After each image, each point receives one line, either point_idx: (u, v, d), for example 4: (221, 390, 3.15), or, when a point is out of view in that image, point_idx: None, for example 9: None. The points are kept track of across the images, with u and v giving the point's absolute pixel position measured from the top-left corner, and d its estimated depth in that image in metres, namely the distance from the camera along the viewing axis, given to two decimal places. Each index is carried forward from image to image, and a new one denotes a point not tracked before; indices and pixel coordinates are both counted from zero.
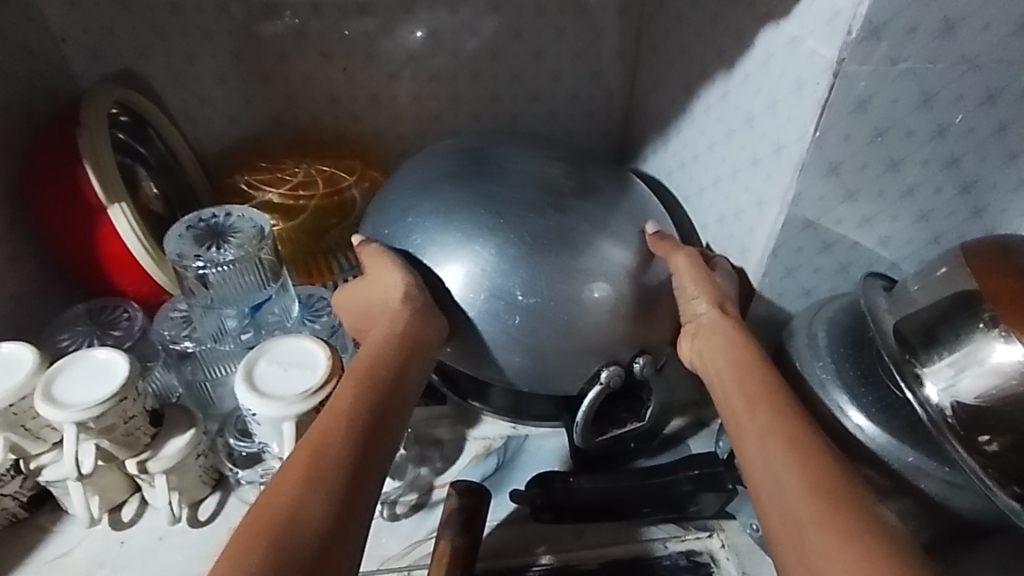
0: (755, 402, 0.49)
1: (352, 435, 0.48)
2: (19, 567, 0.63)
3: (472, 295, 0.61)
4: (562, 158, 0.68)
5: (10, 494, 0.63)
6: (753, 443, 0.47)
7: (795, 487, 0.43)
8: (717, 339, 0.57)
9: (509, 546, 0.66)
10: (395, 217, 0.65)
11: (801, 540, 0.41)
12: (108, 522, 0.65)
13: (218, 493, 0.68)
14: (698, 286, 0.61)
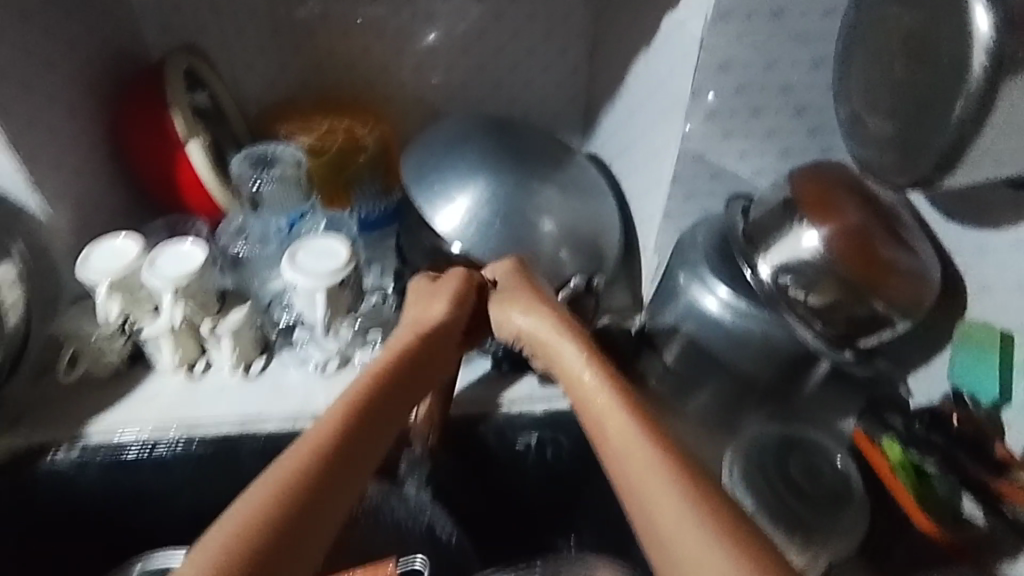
0: (648, 434, 0.48)
1: (341, 456, 0.45)
2: (120, 402, 0.84)
3: (474, 202, 0.89)
4: (557, 142, 1.02)
5: (116, 348, 0.84)
6: (625, 443, 0.48)
7: (669, 494, 0.43)
8: (560, 345, 0.60)
9: (480, 397, 0.89)
10: (438, 147, 0.95)
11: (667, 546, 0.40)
12: (185, 374, 0.87)
13: (265, 356, 0.90)
14: (527, 306, 0.64)
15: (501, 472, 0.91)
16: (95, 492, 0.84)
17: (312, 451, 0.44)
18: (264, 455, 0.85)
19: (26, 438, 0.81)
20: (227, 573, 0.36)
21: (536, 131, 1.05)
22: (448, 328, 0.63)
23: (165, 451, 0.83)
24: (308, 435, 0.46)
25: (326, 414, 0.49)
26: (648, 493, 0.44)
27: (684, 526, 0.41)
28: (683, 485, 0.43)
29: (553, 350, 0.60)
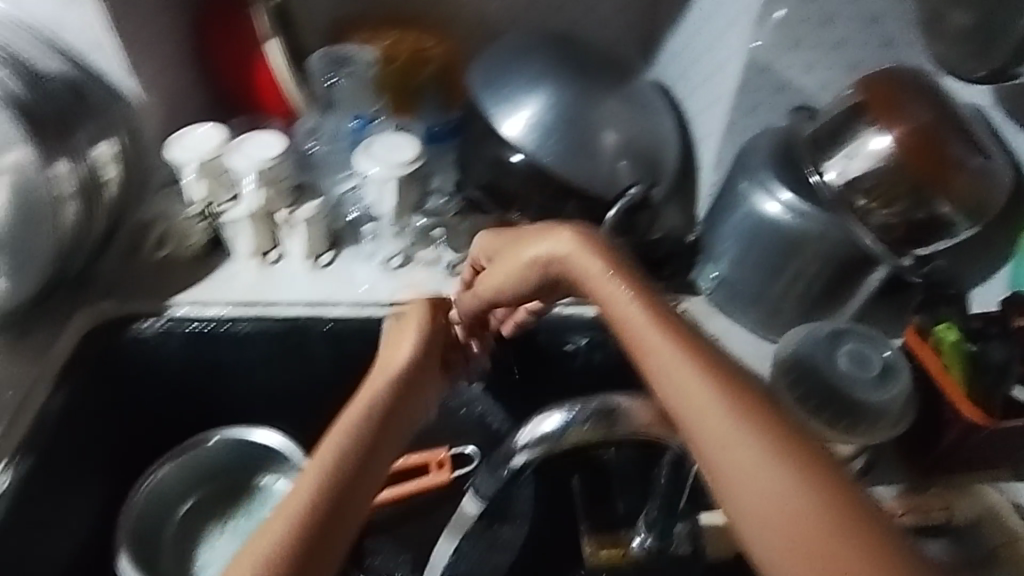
0: (657, 328, 0.53)
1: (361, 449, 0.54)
2: (200, 282, 0.90)
3: (537, 108, 0.91)
4: (618, 61, 1.03)
5: (199, 231, 0.90)
6: (659, 358, 0.50)
7: (704, 401, 0.46)
8: (583, 259, 0.63)
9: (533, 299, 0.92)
10: (500, 59, 0.97)
11: (707, 446, 0.44)
12: (259, 261, 0.92)
13: (333, 251, 0.94)
14: (522, 246, 0.70)
15: (549, 373, 0.94)
16: (175, 363, 0.88)
17: (337, 456, 0.52)
18: (332, 340, 0.90)
19: (115, 310, 0.85)
20: (288, 547, 0.45)
21: (597, 49, 1.06)
22: (423, 352, 0.70)
23: (239, 329, 0.88)
24: (325, 446, 0.54)
25: (341, 425, 0.56)
26: (686, 399, 0.47)
27: (694, 397, 0.46)
28: (693, 366, 0.48)
29: (576, 264, 0.63)
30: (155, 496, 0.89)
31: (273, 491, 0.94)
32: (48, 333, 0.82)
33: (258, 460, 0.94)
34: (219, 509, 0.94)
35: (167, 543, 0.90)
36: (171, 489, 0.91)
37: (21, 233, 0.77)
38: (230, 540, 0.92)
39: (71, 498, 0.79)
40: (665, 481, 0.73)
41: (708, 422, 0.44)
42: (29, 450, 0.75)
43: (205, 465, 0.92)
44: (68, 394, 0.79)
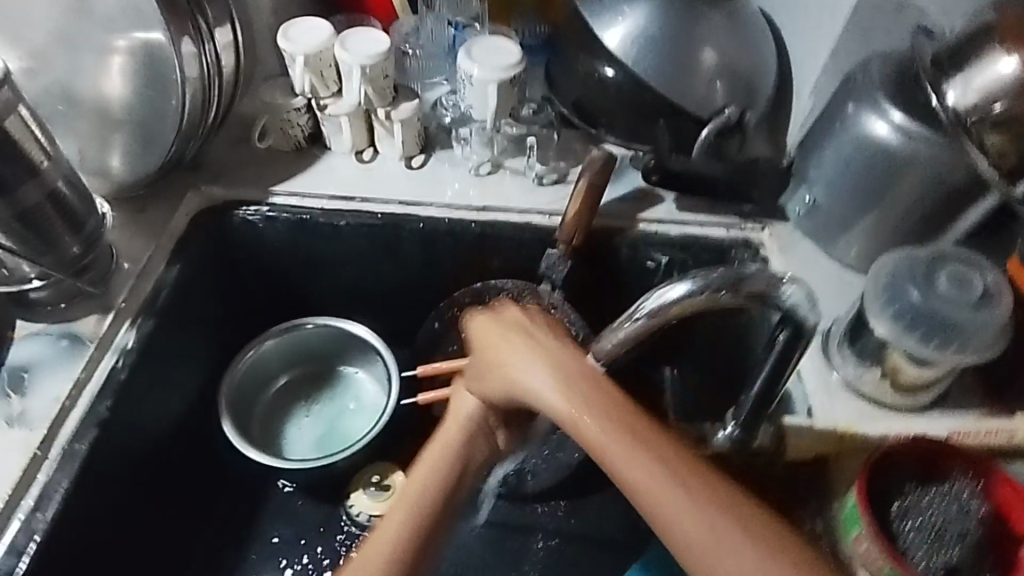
0: (618, 422, 0.51)
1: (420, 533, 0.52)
2: (300, 173, 0.94)
3: (639, 19, 0.90)
4: None
5: (301, 125, 0.94)
6: (625, 464, 0.50)
7: (694, 508, 0.47)
8: (548, 340, 0.57)
9: (618, 212, 0.94)
10: None
11: (704, 556, 0.46)
12: (356, 158, 0.96)
13: (425, 154, 0.97)
14: (493, 334, 0.59)
15: (625, 288, 0.97)
16: (275, 250, 0.94)
17: (389, 549, 0.51)
18: (423, 237, 0.93)
19: (224, 195, 0.91)
20: None
21: None
22: (492, 410, 0.60)
23: (334, 221, 0.92)
24: (381, 526, 0.52)
25: (406, 495, 0.54)
26: (667, 500, 0.48)
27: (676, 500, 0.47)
28: (669, 472, 0.49)
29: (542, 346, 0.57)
30: (254, 368, 0.97)
31: (356, 382, 1.03)
32: (165, 211, 0.88)
33: (346, 352, 1.02)
34: (305, 393, 1.02)
35: (258, 414, 0.99)
36: (268, 364, 0.99)
37: (145, 114, 0.81)
38: (313, 420, 1.00)
39: (183, 366, 0.85)
40: (757, 389, 0.64)
41: (696, 532, 0.46)
42: (148, 314, 0.78)
43: (299, 348, 1.00)
44: (184, 268, 0.84)
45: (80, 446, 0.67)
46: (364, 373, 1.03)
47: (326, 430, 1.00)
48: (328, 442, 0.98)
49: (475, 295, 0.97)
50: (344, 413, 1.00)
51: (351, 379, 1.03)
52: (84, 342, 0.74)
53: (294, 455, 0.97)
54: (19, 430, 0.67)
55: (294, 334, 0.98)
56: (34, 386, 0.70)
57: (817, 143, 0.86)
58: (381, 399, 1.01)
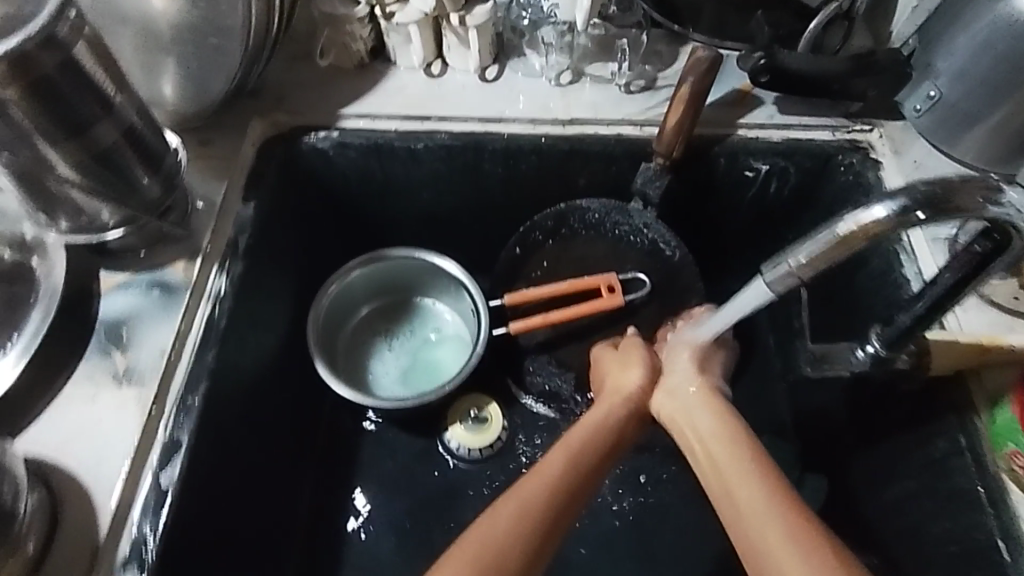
0: (743, 449, 0.64)
1: (575, 476, 0.64)
2: (368, 93, 0.86)
3: None
4: None
5: (363, 38, 0.84)
6: (736, 466, 0.62)
7: (775, 519, 0.57)
8: (710, 401, 0.70)
9: (715, 119, 0.87)
10: None
11: (770, 546, 0.55)
12: (425, 72, 0.88)
13: (499, 64, 0.89)
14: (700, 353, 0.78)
15: (717, 200, 0.92)
16: (347, 178, 0.88)
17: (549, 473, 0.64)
18: (504, 159, 0.87)
19: (289, 121, 0.84)
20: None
21: None
22: (647, 391, 0.76)
23: (408, 145, 0.85)
24: (549, 458, 0.66)
25: (571, 439, 0.68)
26: (754, 515, 0.58)
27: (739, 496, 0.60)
28: (767, 469, 0.61)
29: (690, 416, 0.70)
30: (337, 300, 0.94)
31: (436, 315, 1.00)
32: (231, 142, 0.81)
33: (426, 283, 0.98)
34: (385, 325, 0.99)
35: (340, 348, 0.96)
36: (349, 297, 0.95)
37: (205, 35, 0.73)
38: (395, 353, 0.97)
39: (274, 307, 0.81)
40: (909, 318, 0.58)
41: (747, 500, 0.59)
42: (236, 257, 0.74)
43: (379, 279, 0.96)
44: (261, 205, 0.79)
45: (194, 399, 0.65)
46: (444, 304, 1.00)
47: (409, 362, 0.97)
48: (412, 375, 0.96)
49: (559, 215, 0.92)
50: (427, 345, 0.98)
51: (432, 311, 1.00)
52: (177, 291, 0.70)
53: (380, 389, 0.95)
54: (130, 387, 0.64)
55: (374, 265, 0.94)
56: (134, 341, 0.66)
57: (954, 30, 0.75)
58: (462, 331, 0.98)
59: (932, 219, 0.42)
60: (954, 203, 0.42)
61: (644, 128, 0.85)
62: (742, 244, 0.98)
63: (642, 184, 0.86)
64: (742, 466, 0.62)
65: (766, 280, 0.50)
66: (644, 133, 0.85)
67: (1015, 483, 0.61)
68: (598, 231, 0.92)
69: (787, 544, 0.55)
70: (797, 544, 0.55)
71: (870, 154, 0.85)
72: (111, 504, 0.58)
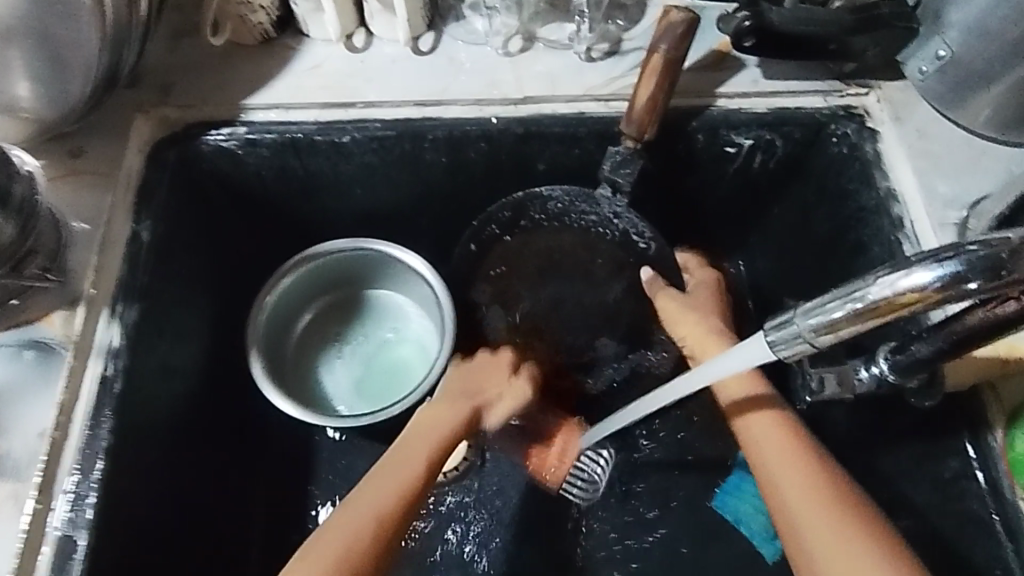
0: (810, 475, 0.56)
1: (394, 524, 0.57)
2: (278, 74, 0.72)
3: None
4: None
5: (263, 8, 0.69)
6: (803, 494, 0.55)
7: (865, 562, 0.50)
8: (763, 425, 0.60)
9: (688, 89, 0.74)
10: None
11: None
12: (345, 46, 0.73)
13: (434, 32, 0.75)
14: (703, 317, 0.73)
15: (696, 179, 0.80)
16: (262, 179, 0.74)
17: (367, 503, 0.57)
18: (448, 147, 0.73)
19: (181, 116, 0.69)
20: None
21: None
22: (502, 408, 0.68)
23: (331, 139, 0.71)
24: (375, 487, 0.58)
25: (400, 459, 0.61)
26: (832, 557, 0.51)
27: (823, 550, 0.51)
28: (841, 500, 0.54)
29: (747, 440, 0.60)
30: (276, 310, 0.80)
31: (395, 310, 0.85)
32: (110, 148, 0.67)
33: (378, 275, 0.83)
34: (337, 329, 0.85)
35: (287, 363, 0.83)
36: (291, 299, 0.81)
37: (48, 18, 0.57)
38: (351, 360, 0.84)
39: (187, 345, 0.69)
40: (923, 353, 0.50)
41: (824, 536, 0.52)
42: (128, 298, 0.61)
43: (325, 275, 0.82)
44: (157, 225, 0.65)
45: (89, 486, 0.54)
46: (403, 298, 0.85)
47: (369, 368, 0.83)
48: (371, 382, 0.82)
49: (518, 209, 0.80)
50: (387, 345, 0.84)
51: (390, 307, 0.85)
52: (56, 350, 0.58)
53: (338, 404, 0.81)
54: (5, 482, 0.53)
55: (316, 261, 0.80)
56: (5, 421, 0.55)
57: None
58: (428, 328, 0.84)
59: (989, 291, 0.33)
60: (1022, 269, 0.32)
61: (610, 104, 0.73)
62: (726, 223, 0.87)
63: (611, 168, 0.73)
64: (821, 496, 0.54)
65: (768, 341, 0.41)
66: (611, 110, 0.72)
67: None
68: (562, 222, 0.80)
69: None
70: None
71: (867, 122, 0.74)
72: None
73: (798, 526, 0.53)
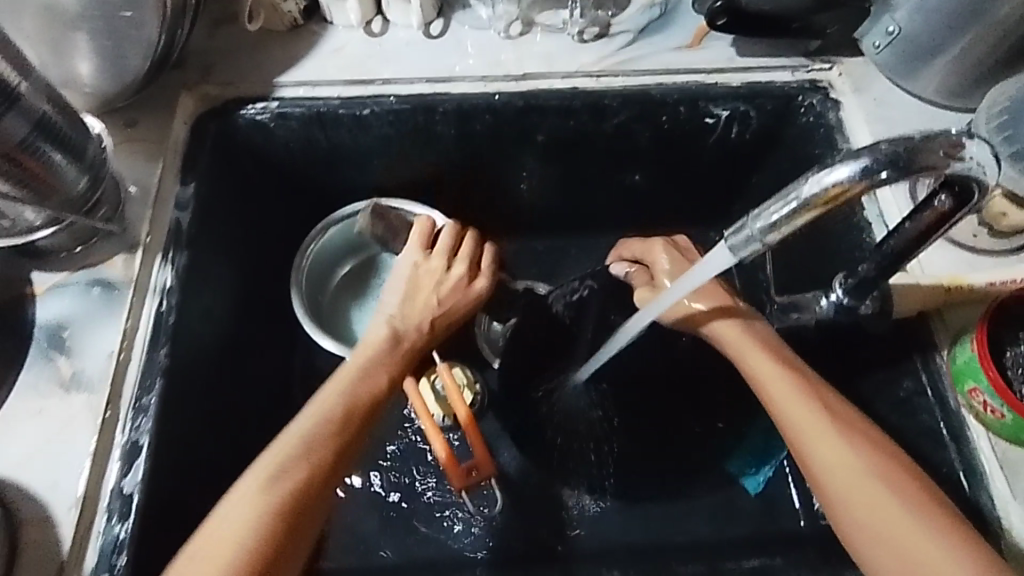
0: (805, 398, 0.61)
1: (348, 424, 0.60)
2: (305, 57, 0.81)
3: None
4: None
5: None
6: (802, 416, 0.60)
7: (867, 477, 0.56)
8: (750, 350, 0.64)
9: (668, 66, 0.83)
10: None
11: (859, 508, 0.56)
12: (365, 32, 0.83)
13: (443, 19, 0.84)
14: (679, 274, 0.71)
15: (678, 150, 0.88)
16: (290, 150, 0.82)
17: (304, 448, 0.57)
18: (457, 119, 0.81)
19: (220, 93, 0.78)
20: (265, 532, 0.52)
21: None
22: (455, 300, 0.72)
23: (352, 112, 0.80)
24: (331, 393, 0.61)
25: (351, 370, 0.64)
26: (839, 478, 0.57)
27: (865, 503, 0.56)
28: (837, 423, 0.59)
29: (745, 361, 0.64)
30: (315, 263, 0.88)
31: None
32: (160, 121, 0.76)
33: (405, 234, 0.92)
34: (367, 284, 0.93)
35: (326, 310, 0.90)
36: (327, 254, 0.90)
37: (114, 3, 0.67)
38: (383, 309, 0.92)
39: (226, 295, 0.77)
40: (865, 271, 0.59)
41: (828, 455, 0.58)
42: (178, 246, 0.69)
43: (358, 233, 0.91)
44: (202, 184, 0.73)
45: (150, 400, 0.62)
46: None
47: None
48: None
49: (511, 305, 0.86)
50: None
51: None
52: (117, 287, 0.66)
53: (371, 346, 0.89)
54: (79, 394, 0.61)
55: (347, 220, 0.88)
56: (79, 345, 0.63)
57: None
58: None
59: (897, 178, 0.42)
60: (919, 163, 0.42)
61: (600, 79, 0.82)
62: (710, 193, 0.95)
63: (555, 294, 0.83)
64: (818, 419, 0.59)
65: (728, 246, 0.50)
66: (601, 85, 0.81)
67: (975, 417, 0.63)
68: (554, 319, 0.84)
69: (883, 501, 0.55)
70: (889, 494, 0.55)
71: (830, 93, 0.82)
72: (70, 518, 0.57)
73: (807, 449, 0.59)
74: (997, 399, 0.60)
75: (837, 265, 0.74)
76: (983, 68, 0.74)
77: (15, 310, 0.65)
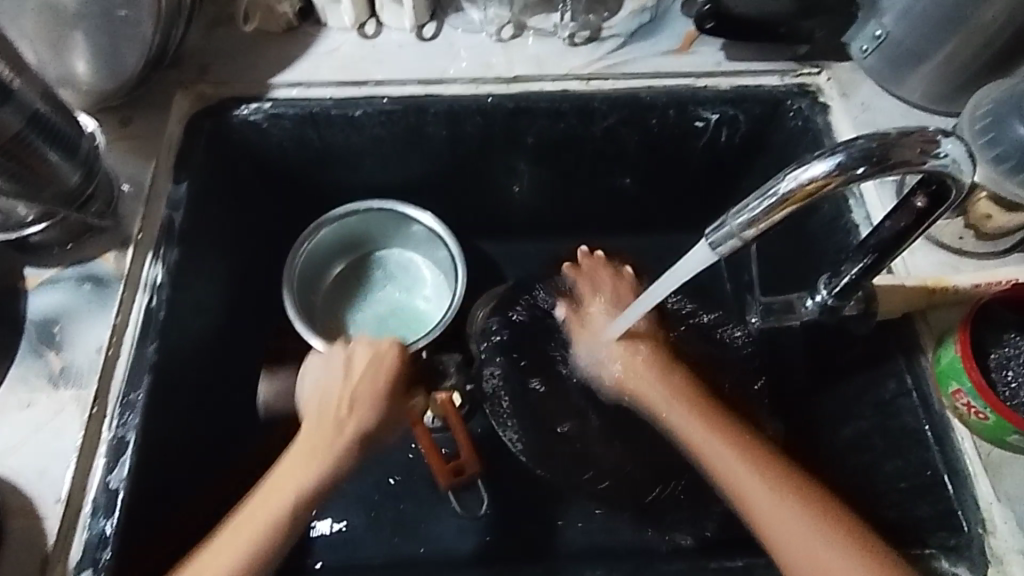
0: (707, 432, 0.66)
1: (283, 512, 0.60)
2: (299, 58, 0.82)
3: None
4: None
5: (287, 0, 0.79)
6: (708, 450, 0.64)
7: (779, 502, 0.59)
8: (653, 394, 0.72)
9: (658, 70, 0.84)
10: None
11: (777, 533, 0.58)
12: (358, 34, 0.84)
13: (436, 22, 0.85)
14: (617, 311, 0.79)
15: (667, 153, 0.89)
16: (283, 149, 0.83)
17: (232, 535, 0.58)
18: (448, 121, 0.82)
19: (216, 92, 0.79)
20: None
21: None
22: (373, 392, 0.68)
23: (343, 113, 0.80)
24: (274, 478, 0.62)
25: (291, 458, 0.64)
26: (752, 508, 0.60)
27: (782, 526, 0.58)
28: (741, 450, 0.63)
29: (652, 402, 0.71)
30: (307, 262, 0.89)
31: (414, 268, 0.94)
32: (154, 119, 0.77)
33: (398, 235, 0.93)
34: (359, 282, 0.94)
35: (317, 307, 0.91)
36: (320, 253, 0.90)
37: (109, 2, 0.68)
38: (374, 308, 0.92)
39: (216, 292, 0.77)
40: (848, 272, 0.60)
41: (735, 483, 0.61)
42: (170, 243, 0.70)
43: (351, 233, 0.91)
44: (195, 182, 0.74)
45: (138, 395, 0.63)
46: (422, 258, 0.94)
47: (388, 315, 0.92)
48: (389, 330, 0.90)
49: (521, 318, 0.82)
50: (409, 298, 0.93)
51: (411, 265, 0.94)
52: (108, 283, 0.67)
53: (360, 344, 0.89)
54: (68, 388, 0.62)
55: (339, 220, 0.89)
56: (69, 339, 0.64)
57: None
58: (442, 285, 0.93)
59: (873, 172, 0.43)
60: (893, 158, 0.43)
61: (591, 82, 0.83)
62: (700, 197, 0.96)
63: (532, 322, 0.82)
64: (723, 450, 0.64)
65: (710, 242, 0.50)
66: (591, 88, 0.82)
67: (958, 418, 0.63)
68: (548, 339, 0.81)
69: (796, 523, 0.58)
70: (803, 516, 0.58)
71: (819, 97, 0.83)
72: (56, 512, 0.57)
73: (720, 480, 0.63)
74: (980, 399, 0.60)
75: (822, 267, 0.74)
76: (968, 74, 0.75)
77: (7, 303, 0.65)
